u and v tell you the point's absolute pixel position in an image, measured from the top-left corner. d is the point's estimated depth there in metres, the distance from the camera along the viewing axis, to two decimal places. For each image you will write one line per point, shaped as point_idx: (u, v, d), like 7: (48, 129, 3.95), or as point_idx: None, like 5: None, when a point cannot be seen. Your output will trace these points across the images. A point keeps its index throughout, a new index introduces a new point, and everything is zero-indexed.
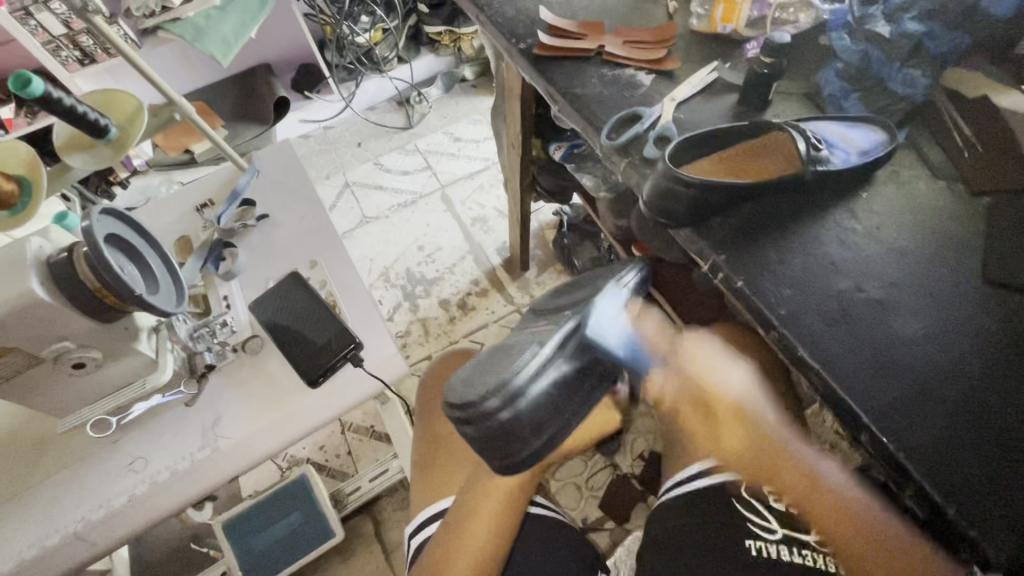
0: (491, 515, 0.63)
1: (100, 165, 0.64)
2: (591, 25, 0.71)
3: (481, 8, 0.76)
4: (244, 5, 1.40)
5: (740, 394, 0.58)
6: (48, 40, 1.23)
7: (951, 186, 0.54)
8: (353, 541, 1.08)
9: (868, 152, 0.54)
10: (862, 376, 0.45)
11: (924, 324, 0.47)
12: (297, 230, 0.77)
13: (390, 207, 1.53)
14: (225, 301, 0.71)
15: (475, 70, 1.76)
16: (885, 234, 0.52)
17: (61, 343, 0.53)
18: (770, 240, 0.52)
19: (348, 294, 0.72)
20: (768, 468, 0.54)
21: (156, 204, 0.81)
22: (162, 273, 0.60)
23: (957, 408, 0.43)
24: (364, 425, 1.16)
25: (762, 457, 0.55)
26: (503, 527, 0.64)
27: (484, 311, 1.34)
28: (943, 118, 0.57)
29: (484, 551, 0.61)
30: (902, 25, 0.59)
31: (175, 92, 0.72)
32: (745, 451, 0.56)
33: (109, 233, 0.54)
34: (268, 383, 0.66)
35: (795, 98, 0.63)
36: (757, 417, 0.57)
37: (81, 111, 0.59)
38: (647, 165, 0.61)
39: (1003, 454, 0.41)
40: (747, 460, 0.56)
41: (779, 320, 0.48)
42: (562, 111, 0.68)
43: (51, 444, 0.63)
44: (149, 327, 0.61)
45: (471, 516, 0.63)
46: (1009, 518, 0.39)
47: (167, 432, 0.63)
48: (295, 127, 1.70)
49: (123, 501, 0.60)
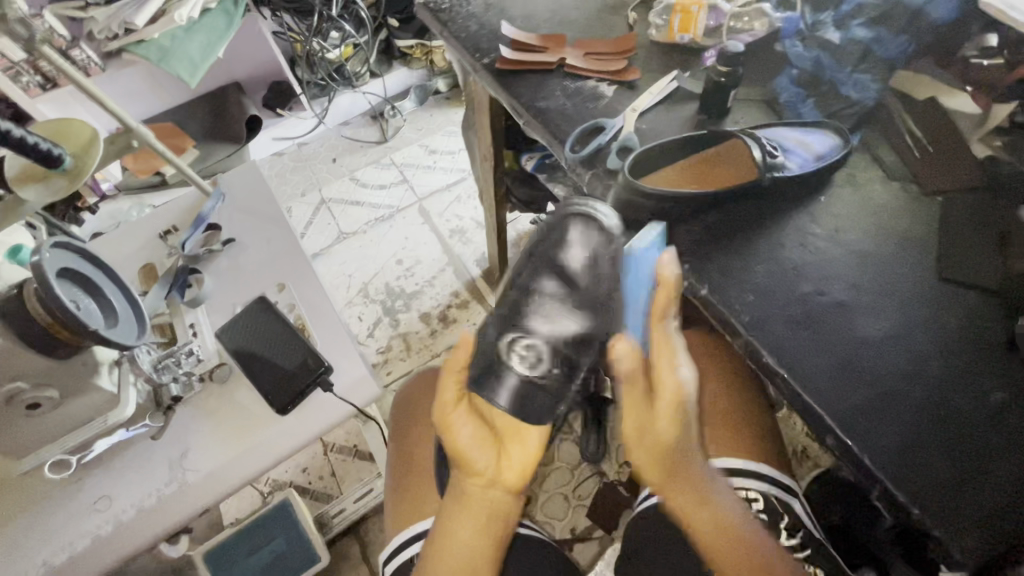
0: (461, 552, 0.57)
1: (55, 196, 0.62)
2: (553, 38, 0.72)
3: (444, 23, 0.76)
4: (210, 25, 1.38)
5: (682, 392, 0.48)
6: (7, 65, 1.20)
7: (905, 187, 0.55)
8: (340, 564, 1.05)
9: (824, 157, 0.55)
10: (827, 379, 0.46)
11: (887, 325, 0.47)
12: (265, 254, 0.76)
13: (366, 222, 1.51)
14: (192, 330, 0.70)
15: (448, 82, 1.76)
16: (844, 236, 0.53)
17: (13, 384, 0.52)
18: (732, 247, 0.53)
19: (317, 316, 0.71)
20: (664, 479, 0.51)
21: (119, 233, 0.79)
22: (122, 305, 0.59)
23: (919, 407, 0.44)
24: (347, 445, 1.14)
25: (673, 455, 0.50)
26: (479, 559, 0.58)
27: (466, 322, 1.34)
28: (895, 120, 0.59)
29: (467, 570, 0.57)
30: (851, 31, 0.62)
31: (133, 119, 0.71)
32: (665, 444, 0.49)
33: (63, 267, 0.52)
34: (236, 413, 0.65)
35: (754, 104, 0.64)
36: (687, 454, 0.51)
37: (33, 142, 0.57)
38: (611, 176, 0.61)
39: (964, 453, 0.42)
40: (663, 457, 0.50)
41: (744, 326, 0.49)
42: (527, 124, 0.68)
43: (10, 488, 0.60)
44: (110, 361, 0.59)
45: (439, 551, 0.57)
46: (975, 517, 0.40)
47: (134, 467, 0.62)
48: (267, 145, 1.68)
49: (86, 543, 0.58)
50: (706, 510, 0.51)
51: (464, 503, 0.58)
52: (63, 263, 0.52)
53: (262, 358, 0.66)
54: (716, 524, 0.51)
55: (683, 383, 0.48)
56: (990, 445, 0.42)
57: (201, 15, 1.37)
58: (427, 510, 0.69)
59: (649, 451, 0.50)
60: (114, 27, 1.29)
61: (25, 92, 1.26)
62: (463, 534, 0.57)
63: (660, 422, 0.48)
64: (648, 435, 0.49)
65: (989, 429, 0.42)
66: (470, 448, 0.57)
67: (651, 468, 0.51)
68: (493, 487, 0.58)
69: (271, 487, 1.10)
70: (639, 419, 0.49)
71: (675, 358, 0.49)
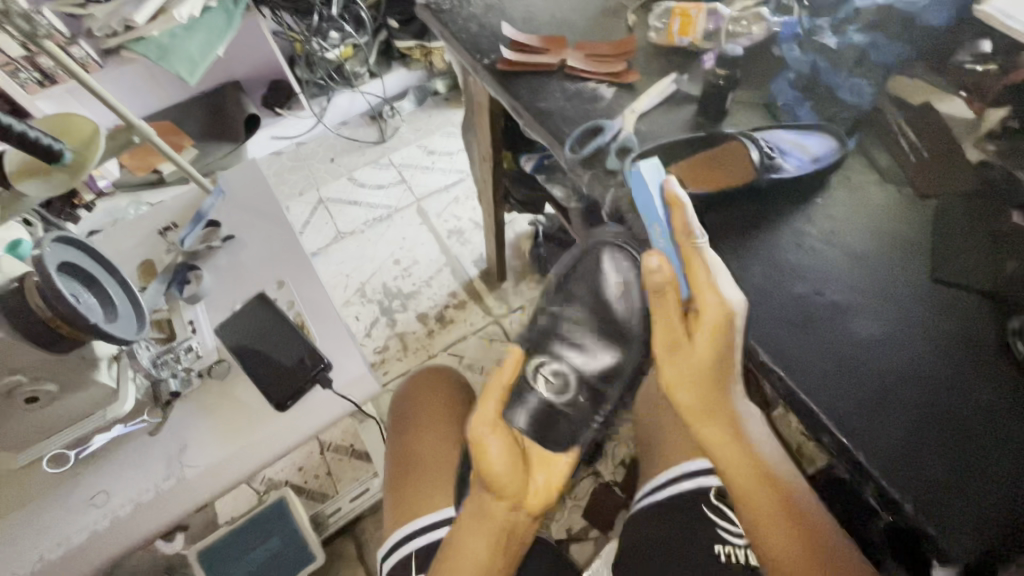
0: (474, 565, 0.58)
1: (55, 191, 0.62)
2: (553, 40, 0.73)
3: (446, 24, 0.77)
4: (209, 23, 1.38)
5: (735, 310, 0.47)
6: (6, 61, 1.20)
7: (899, 190, 0.56)
8: (335, 563, 1.05)
9: (820, 159, 0.56)
10: (823, 379, 0.46)
11: (880, 326, 0.48)
12: (264, 251, 0.76)
13: (364, 222, 1.52)
14: (191, 326, 0.70)
15: (446, 83, 1.76)
16: (840, 238, 0.53)
17: (12, 377, 0.52)
18: (729, 247, 0.54)
19: (317, 313, 0.71)
20: (701, 415, 0.52)
21: (117, 229, 0.79)
22: (122, 300, 0.59)
23: (914, 406, 0.44)
24: (344, 445, 1.14)
25: (759, 484, 0.51)
26: (493, 566, 0.59)
27: (463, 323, 1.34)
28: (890, 124, 0.60)
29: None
30: (848, 36, 0.63)
31: (134, 115, 0.71)
32: (708, 365, 0.49)
33: (63, 261, 0.52)
34: (235, 409, 0.65)
35: (751, 107, 0.64)
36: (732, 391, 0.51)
37: (33, 136, 0.57)
38: (610, 177, 0.62)
39: (955, 450, 0.43)
40: (699, 383, 0.50)
41: (741, 326, 0.49)
42: (527, 124, 0.68)
43: (6, 483, 0.60)
44: (109, 356, 0.59)
45: (455, 559, 0.59)
46: (970, 513, 0.40)
47: (131, 462, 0.62)
48: (265, 144, 1.69)
49: (84, 537, 0.58)
50: (743, 449, 0.52)
51: (478, 521, 0.59)
52: (64, 257, 0.53)
53: (260, 354, 0.67)
54: (760, 473, 0.51)
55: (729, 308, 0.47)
56: (983, 443, 0.43)
57: (201, 12, 1.37)
58: (425, 509, 0.69)
59: (702, 388, 0.51)
60: (113, 25, 1.29)
61: (22, 88, 1.26)
62: (475, 552, 0.58)
63: (696, 352, 0.49)
64: (688, 360, 0.50)
65: (979, 428, 0.43)
66: (497, 462, 0.57)
67: (696, 402, 0.51)
68: (519, 509, 0.59)
69: (267, 485, 1.10)
70: (676, 339, 0.51)
71: (713, 285, 0.48)
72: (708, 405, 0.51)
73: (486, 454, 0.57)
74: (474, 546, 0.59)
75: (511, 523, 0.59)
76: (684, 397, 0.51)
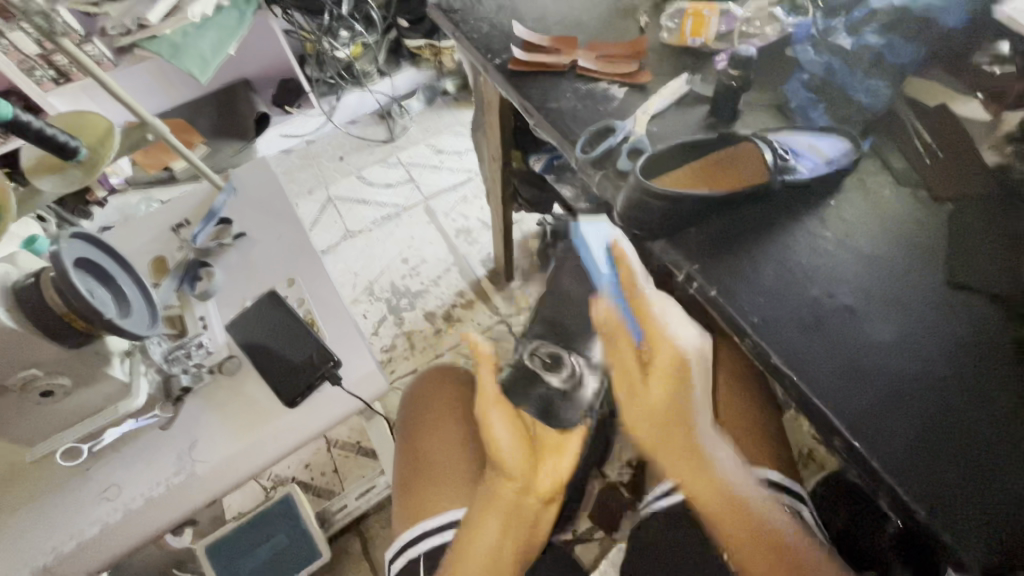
0: (486, 551, 0.58)
1: (70, 187, 0.63)
2: (564, 40, 0.72)
3: (456, 23, 0.77)
4: (221, 23, 1.39)
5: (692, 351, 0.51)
6: (21, 59, 1.21)
7: (914, 193, 0.55)
8: (341, 560, 1.06)
9: (834, 161, 0.55)
10: (836, 383, 0.46)
11: (894, 330, 0.48)
12: (275, 248, 0.76)
13: (373, 220, 1.52)
14: (202, 322, 0.70)
15: (456, 83, 1.77)
16: (853, 240, 0.53)
17: (28, 371, 0.52)
18: (741, 249, 0.53)
19: (327, 311, 0.71)
20: (659, 442, 0.52)
21: (130, 225, 0.80)
22: (136, 297, 0.59)
23: (926, 410, 0.44)
24: (351, 442, 1.15)
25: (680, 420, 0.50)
26: (504, 561, 0.58)
27: (470, 322, 1.34)
28: (905, 126, 0.59)
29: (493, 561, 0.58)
30: (864, 37, 0.62)
31: (148, 112, 0.71)
32: (661, 410, 0.50)
33: (78, 257, 0.53)
34: (246, 406, 0.65)
35: (764, 109, 0.64)
36: (694, 426, 0.51)
37: (50, 134, 0.58)
38: (621, 177, 0.61)
39: (971, 456, 0.42)
40: (660, 421, 0.51)
41: (751, 327, 0.49)
42: (537, 124, 0.68)
43: (19, 474, 0.61)
44: (122, 351, 0.59)
45: (464, 553, 0.58)
46: (981, 520, 0.40)
47: (143, 457, 0.62)
48: (276, 143, 1.68)
49: (95, 530, 0.59)
50: (711, 485, 0.51)
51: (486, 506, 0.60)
52: (79, 254, 0.53)
53: (272, 352, 0.66)
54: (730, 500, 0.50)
55: (684, 349, 0.50)
56: (1000, 449, 0.42)
57: (215, 13, 1.39)
58: (434, 509, 0.68)
59: (629, 364, 0.53)
60: (128, 24, 1.30)
61: (38, 85, 1.27)
62: (487, 538, 0.58)
63: (653, 387, 0.50)
64: (642, 402, 0.51)
65: (995, 435, 0.43)
66: (503, 446, 0.60)
67: (659, 440, 0.51)
68: (527, 493, 0.60)
69: (274, 482, 1.10)
70: (631, 382, 0.52)
71: (665, 329, 0.51)
72: (647, 396, 0.51)
73: (489, 429, 0.61)
74: (481, 537, 0.58)
75: (520, 505, 0.60)
76: (646, 437, 0.52)
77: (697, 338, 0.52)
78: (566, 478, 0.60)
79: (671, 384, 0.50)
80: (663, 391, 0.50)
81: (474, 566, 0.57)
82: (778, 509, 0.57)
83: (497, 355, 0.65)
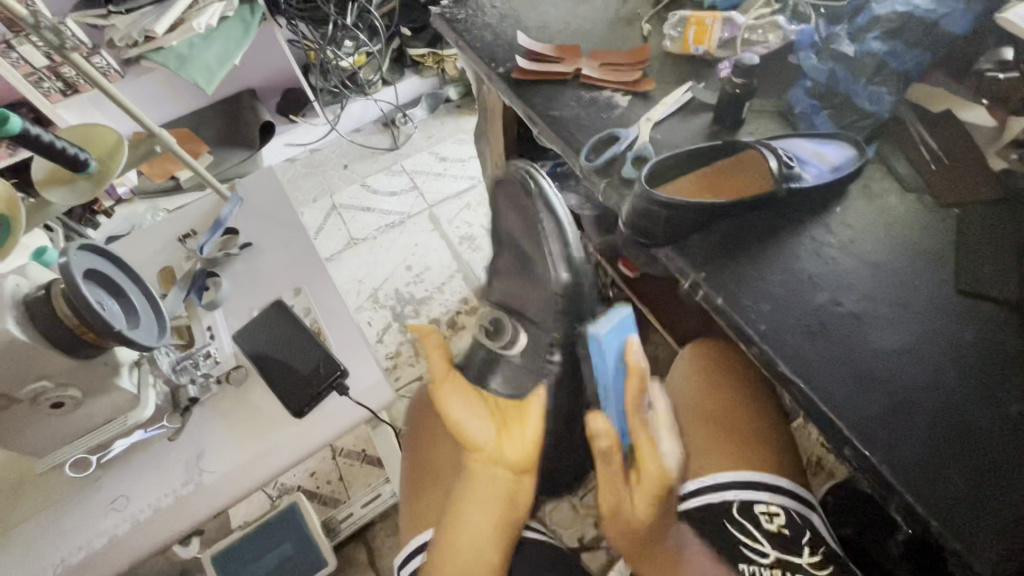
0: (475, 528, 0.62)
1: (80, 200, 0.64)
2: (567, 48, 0.73)
3: (460, 33, 0.78)
4: (228, 34, 1.41)
5: (671, 476, 0.60)
6: (30, 71, 1.23)
7: (920, 199, 0.55)
8: (347, 570, 1.05)
9: (839, 168, 0.55)
10: (845, 390, 0.46)
11: (903, 337, 0.47)
12: (281, 257, 0.77)
13: (377, 228, 1.53)
14: (209, 332, 0.71)
15: (459, 91, 1.79)
16: (860, 247, 0.53)
17: (39, 382, 0.52)
18: (746, 257, 0.53)
19: (333, 320, 0.71)
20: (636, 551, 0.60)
21: (138, 235, 0.80)
22: (144, 307, 0.60)
23: (935, 417, 0.44)
24: (356, 450, 1.15)
25: (646, 534, 0.59)
26: (488, 537, 0.62)
27: (475, 329, 1.34)
28: (909, 132, 0.59)
29: (479, 534, 0.62)
30: (866, 44, 0.61)
31: (156, 124, 0.72)
32: (642, 524, 0.59)
33: (88, 269, 0.53)
34: (252, 415, 0.65)
35: (767, 116, 0.64)
36: (668, 505, 0.60)
37: (61, 147, 0.59)
38: (625, 185, 0.62)
39: (983, 466, 0.42)
40: (634, 535, 0.60)
41: (758, 335, 0.49)
42: (541, 133, 0.69)
43: (28, 485, 0.61)
44: (130, 362, 0.60)
45: (454, 537, 0.61)
46: (993, 528, 0.40)
47: (150, 467, 0.62)
48: (280, 151, 1.72)
49: (104, 541, 0.59)
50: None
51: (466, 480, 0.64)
52: (89, 266, 0.54)
53: (277, 361, 0.66)
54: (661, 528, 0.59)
55: (667, 470, 0.60)
56: (1013, 459, 0.42)
57: (219, 24, 1.40)
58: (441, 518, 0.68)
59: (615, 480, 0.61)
60: (134, 35, 1.31)
61: (46, 97, 1.29)
62: (473, 514, 0.62)
63: (645, 462, 0.59)
64: (625, 519, 0.59)
65: (1008, 445, 0.42)
66: (467, 423, 0.65)
67: (628, 521, 0.60)
68: (498, 465, 0.64)
69: (279, 490, 1.10)
70: (615, 495, 0.60)
71: (662, 449, 0.62)
72: (616, 500, 0.60)
73: (448, 405, 0.66)
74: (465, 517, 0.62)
75: (493, 477, 0.64)
76: (616, 534, 0.61)
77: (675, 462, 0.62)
78: (532, 445, 0.64)
79: (650, 496, 0.59)
80: (641, 499, 0.59)
81: (463, 545, 0.61)
82: (768, 513, 0.57)
83: (436, 334, 0.71)
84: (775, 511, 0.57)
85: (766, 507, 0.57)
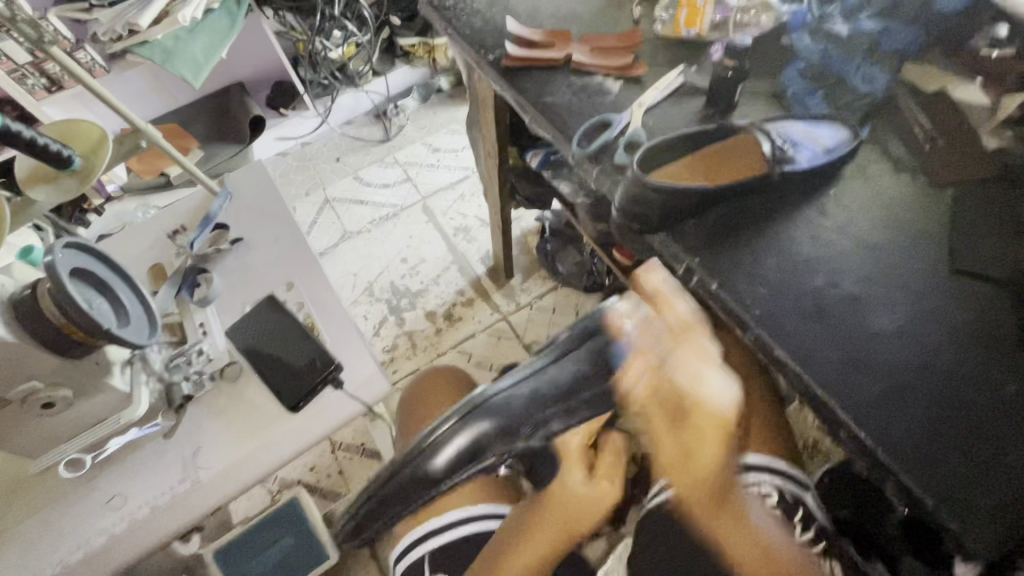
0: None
1: (67, 197, 0.63)
2: (558, 34, 0.72)
3: (448, 20, 0.76)
4: (213, 26, 1.37)
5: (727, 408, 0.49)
6: (12, 68, 1.20)
7: (914, 179, 0.55)
8: (349, 562, 1.05)
9: (833, 150, 0.55)
10: (840, 373, 0.46)
11: (898, 318, 0.47)
12: (273, 252, 0.76)
13: (371, 220, 1.52)
14: (202, 328, 0.70)
15: (451, 80, 1.77)
16: (854, 228, 0.53)
17: (28, 383, 0.53)
18: (739, 241, 0.53)
19: (327, 314, 0.71)
20: (713, 509, 0.51)
21: (126, 232, 0.79)
22: (133, 305, 0.59)
23: (932, 401, 0.44)
24: (354, 443, 1.14)
25: (721, 489, 0.51)
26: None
27: (471, 320, 1.34)
28: (903, 112, 0.59)
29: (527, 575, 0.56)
30: (860, 23, 0.62)
31: (140, 118, 0.72)
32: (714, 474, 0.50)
33: (76, 268, 0.53)
34: (248, 410, 0.65)
35: (761, 98, 0.63)
36: (732, 491, 0.52)
37: (43, 143, 0.58)
38: (618, 171, 0.61)
39: (978, 449, 0.42)
40: (708, 488, 0.51)
41: (754, 320, 0.49)
42: (533, 120, 0.68)
43: (21, 487, 0.61)
44: (122, 361, 0.60)
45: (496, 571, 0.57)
46: (988, 506, 0.40)
47: (145, 467, 0.62)
48: (271, 146, 1.69)
49: (102, 540, 0.59)
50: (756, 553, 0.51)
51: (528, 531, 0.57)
52: (76, 264, 0.53)
53: (270, 356, 0.66)
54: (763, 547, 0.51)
55: (721, 408, 0.49)
56: (1009, 439, 0.42)
57: (205, 16, 1.37)
58: (441, 508, 0.68)
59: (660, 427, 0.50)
60: (118, 30, 1.28)
61: (31, 95, 1.26)
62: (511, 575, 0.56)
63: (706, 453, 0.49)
64: (692, 468, 0.50)
65: (1005, 423, 0.42)
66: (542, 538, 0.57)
67: (708, 510, 0.51)
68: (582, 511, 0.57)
69: (279, 485, 1.10)
70: (681, 446, 0.50)
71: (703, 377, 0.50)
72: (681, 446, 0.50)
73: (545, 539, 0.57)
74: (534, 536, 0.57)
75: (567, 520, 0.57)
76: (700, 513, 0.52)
77: (730, 393, 0.51)
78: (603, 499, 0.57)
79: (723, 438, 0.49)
80: (717, 457, 0.49)
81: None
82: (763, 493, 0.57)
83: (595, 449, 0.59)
84: (770, 491, 0.58)
85: (760, 487, 0.58)
